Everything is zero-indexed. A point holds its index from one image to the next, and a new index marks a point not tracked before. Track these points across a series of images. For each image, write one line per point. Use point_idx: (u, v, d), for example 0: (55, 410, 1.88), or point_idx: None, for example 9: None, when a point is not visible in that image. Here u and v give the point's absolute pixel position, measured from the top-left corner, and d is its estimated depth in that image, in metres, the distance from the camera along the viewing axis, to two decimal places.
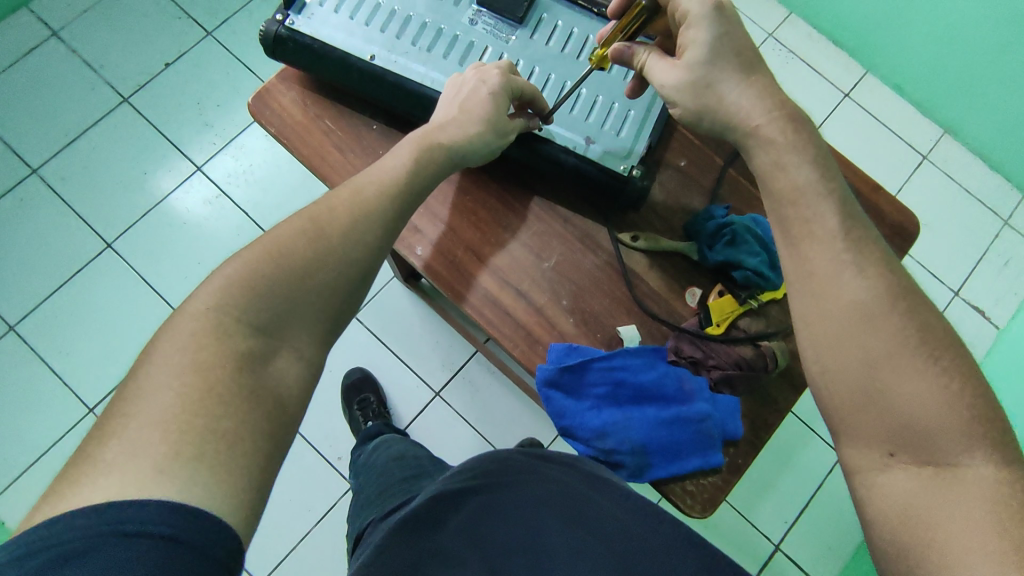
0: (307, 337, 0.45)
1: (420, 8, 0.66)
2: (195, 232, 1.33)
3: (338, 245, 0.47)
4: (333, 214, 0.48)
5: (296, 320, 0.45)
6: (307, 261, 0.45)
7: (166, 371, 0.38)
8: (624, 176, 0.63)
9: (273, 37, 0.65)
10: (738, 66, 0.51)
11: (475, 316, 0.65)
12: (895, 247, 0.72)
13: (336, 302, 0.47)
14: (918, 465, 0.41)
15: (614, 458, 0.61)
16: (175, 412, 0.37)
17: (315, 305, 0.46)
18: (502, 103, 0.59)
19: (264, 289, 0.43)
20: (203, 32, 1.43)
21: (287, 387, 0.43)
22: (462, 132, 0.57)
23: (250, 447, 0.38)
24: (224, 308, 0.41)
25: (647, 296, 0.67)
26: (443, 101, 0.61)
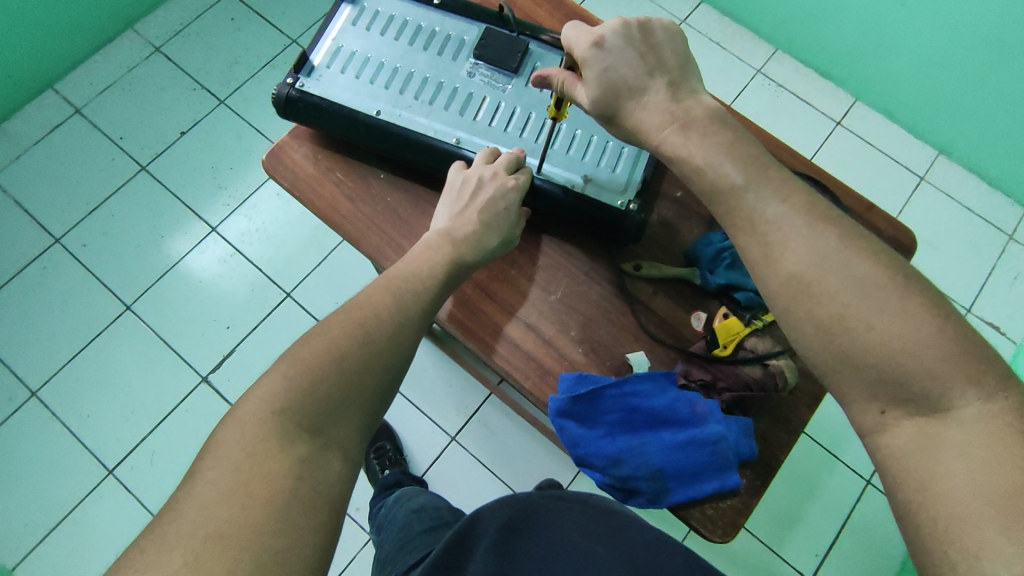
0: (357, 441, 0.47)
1: (422, 65, 0.70)
2: (210, 289, 1.37)
3: (383, 350, 0.52)
4: (378, 322, 0.53)
5: (344, 423, 0.47)
6: (354, 371, 0.49)
7: (224, 472, 0.40)
8: (621, 211, 0.66)
9: (285, 99, 0.69)
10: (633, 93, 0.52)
11: (486, 350, 0.67)
12: None
13: (374, 402, 0.50)
14: (910, 416, 0.38)
15: (629, 484, 0.61)
16: (238, 521, 0.38)
17: (361, 414, 0.48)
18: (513, 215, 0.64)
19: (315, 396, 0.46)
20: (216, 101, 1.51)
21: (341, 486, 0.44)
22: (487, 234, 0.62)
23: (312, 539, 0.39)
24: (283, 410, 0.44)
25: (654, 322, 0.68)
26: (445, 195, 0.65)
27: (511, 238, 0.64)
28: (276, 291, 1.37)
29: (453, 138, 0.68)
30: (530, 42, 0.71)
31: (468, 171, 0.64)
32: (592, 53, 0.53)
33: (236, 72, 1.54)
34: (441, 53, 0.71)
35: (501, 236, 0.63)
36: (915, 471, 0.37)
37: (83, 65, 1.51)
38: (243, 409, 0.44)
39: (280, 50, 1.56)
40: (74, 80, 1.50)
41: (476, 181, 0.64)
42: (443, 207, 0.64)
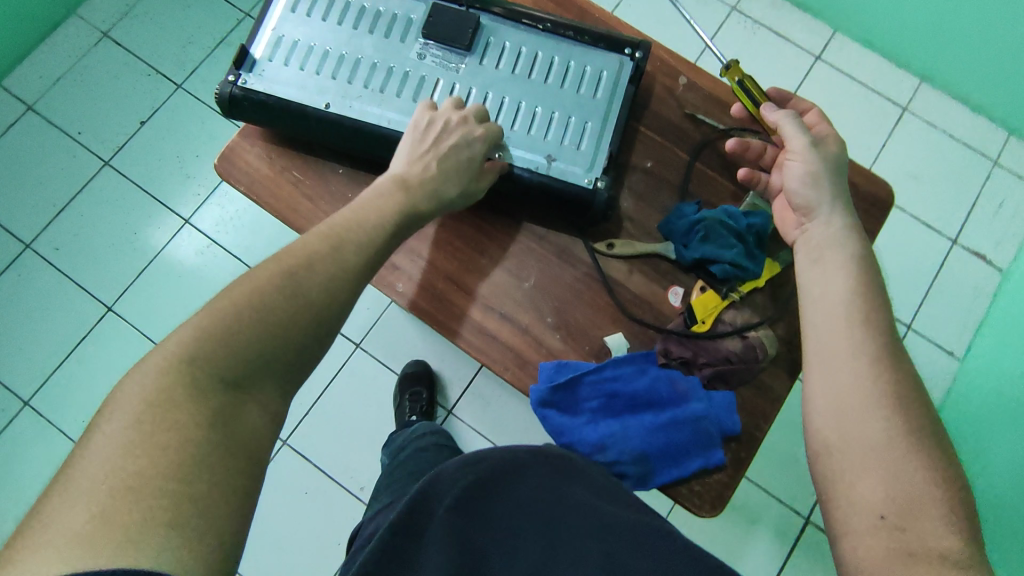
0: (276, 392, 0.45)
1: (369, 50, 0.66)
2: (192, 281, 1.35)
3: (313, 291, 0.47)
4: (308, 264, 0.48)
5: (264, 376, 0.44)
6: (279, 315, 0.45)
7: (129, 429, 0.37)
8: (590, 189, 0.63)
9: (228, 98, 0.65)
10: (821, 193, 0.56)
11: (463, 344, 0.66)
12: (873, 218, 0.70)
13: (296, 363, 0.46)
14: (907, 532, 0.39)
15: (615, 469, 0.61)
16: (147, 473, 0.35)
17: (286, 365, 0.45)
18: (477, 163, 0.60)
19: (233, 345, 0.42)
20: (174, 86, 1.44)
21: (259, 437, 0.42)
22: (446, 181, 0.58)
23: (226, 509, 0.37)
24: (195, 373, 0.40)
25: (631, 301, 0.67)
26: (407, 135, 0.60)
27: (474, 189, 0.60)
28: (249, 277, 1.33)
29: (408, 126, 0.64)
30: (481, 16, 0.67)
31: (435, 114, 0.60)
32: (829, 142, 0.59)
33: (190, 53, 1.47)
34: (388, 35, 0.67)
35: (463, 183, 0.59)
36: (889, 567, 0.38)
37: (30, 58, 1.44)
38: (151, 356, 0.41)
39: (234, 26, 1.48)
40: (22, 75, 1.43)
41: (442, 125, 0.59)
42: (402, 150, 0.59)
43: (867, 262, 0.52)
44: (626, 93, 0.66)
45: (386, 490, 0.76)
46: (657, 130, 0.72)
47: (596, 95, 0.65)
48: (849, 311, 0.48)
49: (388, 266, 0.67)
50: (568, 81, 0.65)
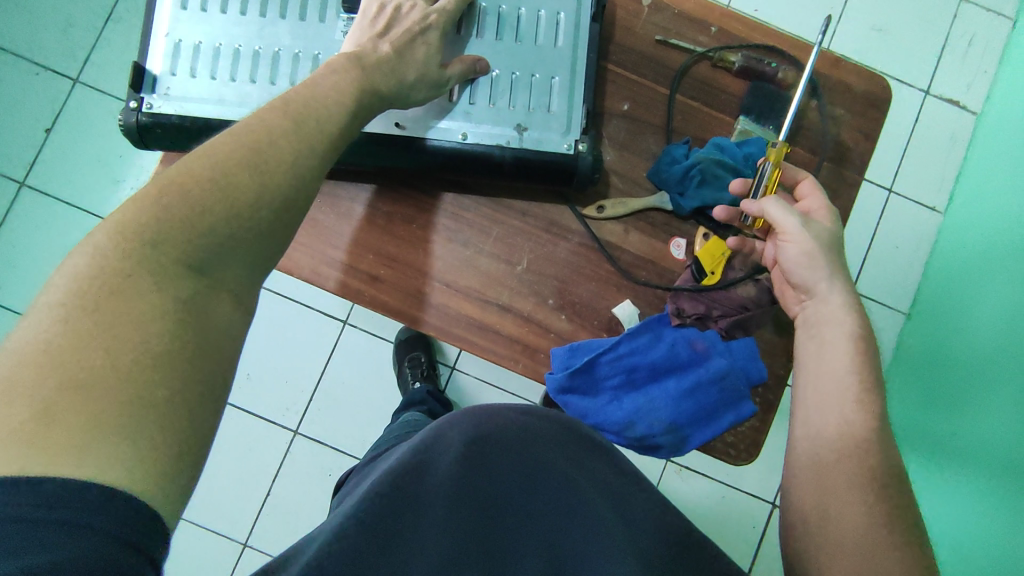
0: (244, 281, 0.36)
1: (286, 39, 0.56)
2: None
3: (277, 175, 0.37)
4: (272, 139, 0.37)
5: (230, 258, 0.35)
6: (238, 198, 0.35)
7: (60, 320, 0.29)
8: (571, 155, 0.56)
9: (137, 128, 0.55)
10: (821, 269, 0.50)
11: (467, 347, 0.62)
12: (868, 120, 0.65)
13: (259, 253, 0.36)
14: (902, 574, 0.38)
15: (648, 442, 0.59)
16: (94, 371, 0.28)
17: (248, 256, 0.36)
18: (434, 53, 0.52)
19: (188, 227, 0.33)
20: (70, 81, 1.14)
21: (230, 337, 0.34)
22: (409, 63, 0.50)
23: (192, 431, 0.30)
24: (158, 252, 0.32)
25: (633, 264, 0.63)
26: (359, 21, 0.52)
27: (436, 81, 0.52)
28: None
29: None
30: None
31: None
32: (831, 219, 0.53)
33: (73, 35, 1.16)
34: (304, 17, 0.57)
35: (428, 62, 0.52)
36: None
37: None
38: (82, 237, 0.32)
39: None
40: None
41: (396, 4, 0.52)
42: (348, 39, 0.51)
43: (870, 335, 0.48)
44: (590, 34, 0.57)
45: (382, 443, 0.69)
46: (629, 66, 0.64)
47: (558, 44, 0.57)
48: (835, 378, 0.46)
49: (368, 279, 0.61)
50: (521, 32, 0.57)
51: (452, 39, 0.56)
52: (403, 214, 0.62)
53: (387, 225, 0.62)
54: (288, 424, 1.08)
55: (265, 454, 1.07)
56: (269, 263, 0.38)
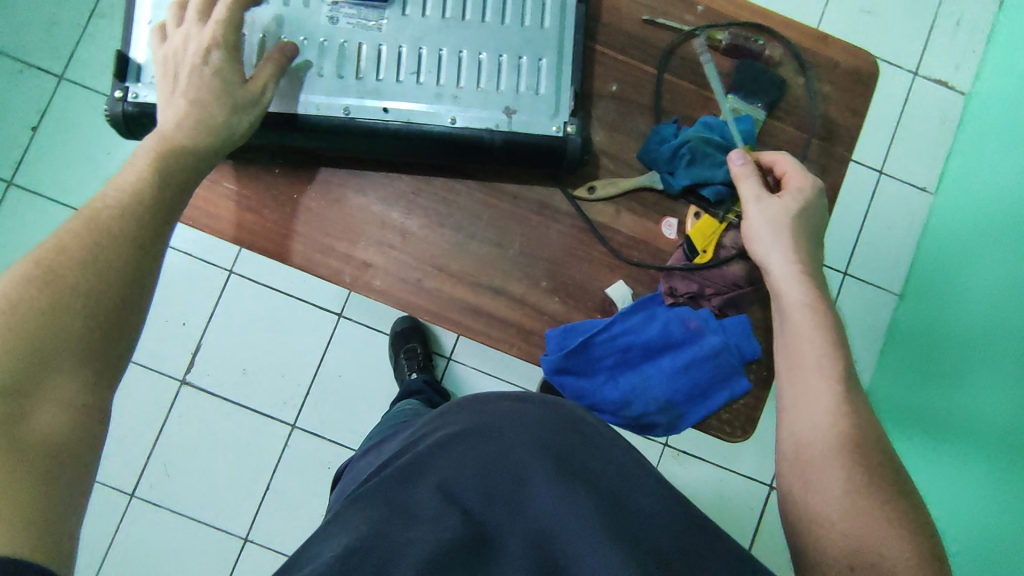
0: (82, 380, 0.36)
1: (270, 25, 0.56)
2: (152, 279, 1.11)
3: (79, 286, 0.36)
4: (63, 256, 0.37)
5: (51, 374, 0.34)
6: (48, 317, 0.35)
7: None
8: (560, 137, 0.56)
9: (124, 118, 0.55)
10: (771, 238, 0.54)
11: (462, 331, 0.62)
12: (858, 96, 0.65)
13: (96, 350, 0.36)
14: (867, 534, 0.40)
15: (644, 421, 0.59)
16: None
17: (76, 359, 0.35)
18: (232, 76, 0.50)
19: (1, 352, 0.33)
20: (55, 79, 1.13)
21: (68, 437, 0.34)
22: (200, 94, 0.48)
23: (50, 511, 0.31)
24: None
25: (624, 245, 0.63)
26: (166, 52, 0.50)
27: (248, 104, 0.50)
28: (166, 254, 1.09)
29: (340, 108, 0.55)
30: None
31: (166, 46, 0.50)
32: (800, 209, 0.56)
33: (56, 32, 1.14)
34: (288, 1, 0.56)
35: (228, 87, 0.49)
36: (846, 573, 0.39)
37: None
38: None
39: None
40: None
41: (175, 51, 0.50)
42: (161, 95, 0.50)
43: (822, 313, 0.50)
44: (577, 14, 0.57)
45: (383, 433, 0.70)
46: (618, 46, 0.64)
47: (544, 25, 0.56)
48: (809, 336, 0.48)
49: (360, 266, 0.62)
50: (507, 14, 0.56)
51: (437, 23, 0.56)
52: (394, 200, 0.63)
53: (379, 211, 0.62)
54: (286, 418, 1.08)
55: (263, 449, 1.07)
56: (116, 366, 0.38)
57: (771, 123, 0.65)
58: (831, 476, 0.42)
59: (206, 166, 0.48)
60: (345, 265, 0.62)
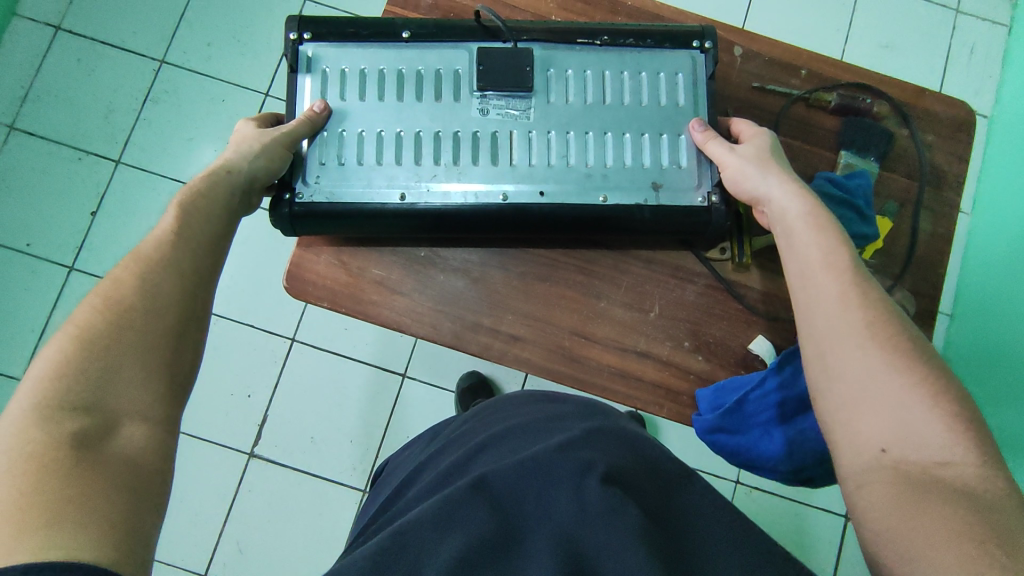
0: (147, 394, 0.35)
1: (425, 119, 0.59)
2: (223, 355, 1.11)
3: (143, 305, 0.38)
4: (124, 282, 0.39)
5: (122, 385, 0.35)
6: (117, 336, 0.36)
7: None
8: (706, 207, 0.58)
9: (289, 218, 0.57)
10: (758, 171, 0.53)
11: (611, 395, 0.63)
12: (958, 143, 0.69)
13: (172, 357, 0.37)
14: (915, 478, 0.36)
15: (804, 471, 0.61)
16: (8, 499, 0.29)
17: (145, 366, 0.36)
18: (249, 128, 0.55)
19: (82, 368, 0.34)
20: (113, 163, 1.12)
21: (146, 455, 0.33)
22: (244, 141, 0.53)
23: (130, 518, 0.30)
24: (52, 414, 0.32)
25: (759, 300, 0.65)
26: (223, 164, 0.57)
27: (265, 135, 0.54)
28: (231, 325, 1.11)
29: (499, 195, 0.58)
30: (533, 48, 0.60)
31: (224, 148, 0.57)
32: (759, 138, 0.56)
33: (112, 116, 1.13)
34: (440, 96, 0.59)
35: (262, 134, 0.54)
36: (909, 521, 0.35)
37: None
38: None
39: (159, 64, 1.15)
40: None
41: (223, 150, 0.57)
42: None
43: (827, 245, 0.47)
44: (708, 90, 0.61)
45: (424, 437, 0.69)
46: (734, 112, 0.68)
47: (679, 103, 0.60)
48: (821, 254, 0.46)
49: (509, 338, 0.63)
50: (645, 95, 0.60)
51: (581, 107, 0.59)
52: (535, 273, 0.65)
53: (523, 284, 0.65)
54: (360, 483, 1.08)
55: (342, 517, 1.06)
56: (185, 381, 0.38)
57: (883, 173, 0.68)
58: (858, 358, 0.41)
59: (231, 188, 0.49)
60: (492, 338, 0.63)
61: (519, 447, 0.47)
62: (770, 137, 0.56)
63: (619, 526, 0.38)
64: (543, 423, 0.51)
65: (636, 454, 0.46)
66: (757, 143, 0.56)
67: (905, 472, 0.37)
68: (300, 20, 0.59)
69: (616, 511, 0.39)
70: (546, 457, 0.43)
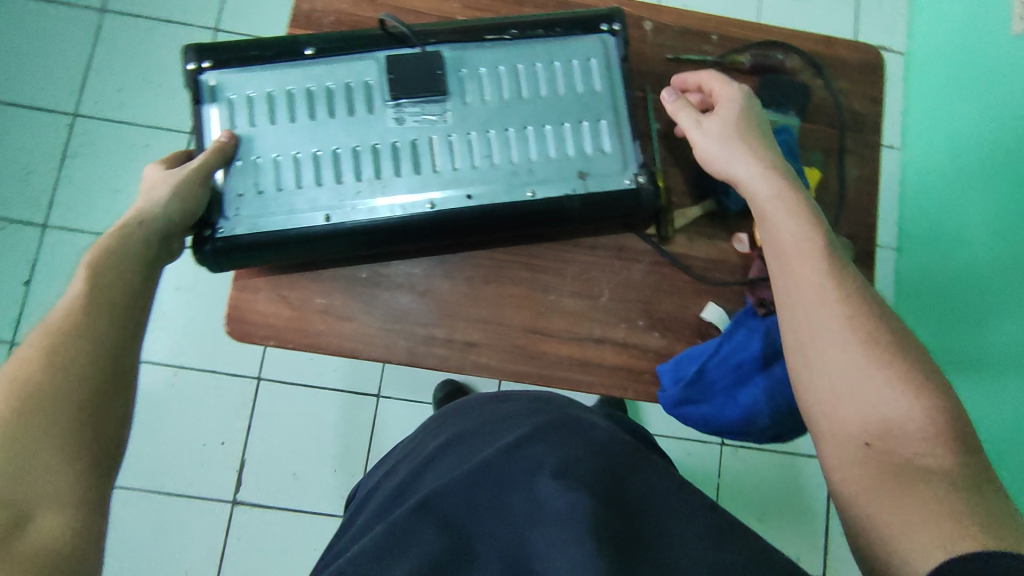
0: (68, 477, 0.33)
1: (341, 136, 0.57)
2: (185, 406, 1.07)
3: (56, 378, 0.36)
4: (35, 355, 0.36)
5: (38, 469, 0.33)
6: (29, 416, 0.34)
7: None
8: (634, 189, 0.59)
9: (212, 252, 0.55)
10: (724, 148, 0.54)
11: (574, 385, 0.63)
12: (872, 86, 0.71)
13: (93, 430, 0.35)
14: (896, 464, 0.40)
15: (770, 430, 0.62)
16: None
17: (62, 445, 0.34)
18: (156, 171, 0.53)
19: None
20: (37, 226, 1.07)
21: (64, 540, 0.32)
22: (154, 186, 0.51)
23: None
24: None
25: (704, 268, 0.66)
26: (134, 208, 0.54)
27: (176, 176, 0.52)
28: (190, 374, 1.08)
29: (425, 203, 0.57)
30: (442, 50, 0.59)
31: None
32: (728, 104, 0.56)
33: (28, 177, 1.08)
34: (353, 111, 0.58)
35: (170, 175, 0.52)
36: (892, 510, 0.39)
37: None
38: None
39: (70, 116, 1.10)
40: None
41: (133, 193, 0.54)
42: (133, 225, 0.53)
43: (803, 234, 0.49)
44: (622, 71, 0.60)
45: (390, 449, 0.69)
46: (653, 88, 0.68)
47: (596, 87, 0.60)
48: (796, 240, 0.49)
49: (464, 345, 0.62)
50: (561, 84, 0.59)
51: (499, 105, 0.59)
52: (481, 276, 0.64)
53: (470, 290, 0.64)
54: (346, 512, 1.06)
55: None
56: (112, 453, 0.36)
57: (806, 126, 0.69)
58: (838, 352, 0.44)
59: (145, 238, 0.47)
60: (447, 349, 0.62)
61: (471, 451, 0.48)
62: (740, 98, 0.57)
63: (567, 519, 0.39)
64: (496, 422, 0.51)
65: (594, 442, 0.46)
66: (726, 110, 0.56)
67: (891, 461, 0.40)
68: (197, 49, 0.57)
69: (564, 503, 0.40)
70: (498, 461, 0.45)
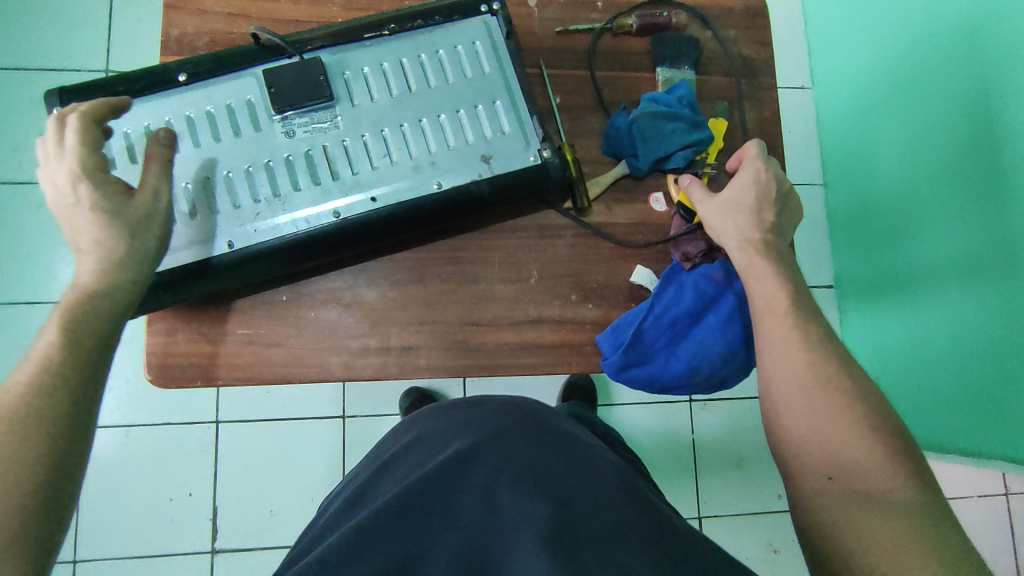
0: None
1: (231, 158, 0.55)
2: (142, 464, 1.02)
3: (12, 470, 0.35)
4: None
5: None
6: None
7: None
8: (539, 163, 0.59)
9: None
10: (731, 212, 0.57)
11: (519, 370, 0.63)
12: (760, 30, 0.72)
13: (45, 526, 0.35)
14: (852, 489, 0.43)
15: (715, 377, 0.62)
16: None
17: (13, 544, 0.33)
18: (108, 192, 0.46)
19: None
20: None
21: None
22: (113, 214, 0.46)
23: None
24: None
25: (627, 232, 0.67)
26: (47, 192, 0.47)
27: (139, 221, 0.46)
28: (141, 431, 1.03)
29: (330, 213, 0.55)
30: (322, 55, 0.58)
31: (52, 170, 0.46)
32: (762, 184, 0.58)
33: None
34: (239, 131, 0.56)
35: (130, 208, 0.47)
36: (850, 535, 0.41)
37: None
38: None
39: None
40: None
41: (52, 179, 0.46)
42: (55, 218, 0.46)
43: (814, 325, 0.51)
44: (509, 50, 0.60)
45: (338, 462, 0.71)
46: (547, 64, 0.68)
47: (485, 70, 0.59)
48: (769, 301, 0.52)
49: (402, 350, 0.61)
50: (449, 71, 0.59)
51: (389, 101, 0.58)
52: (407, 277, 0.63)
53: (398, 293, 0.63)
54: None
55: None
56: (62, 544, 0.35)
57: (702, 79, 0.70)
58: (803, 398, 0.47)
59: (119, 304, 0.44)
60: (385, 357, 0.61)
61: (429, 455, 0.51)
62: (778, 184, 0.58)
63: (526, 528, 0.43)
64: (449, 425, 0.55)
65: (542, 444, 0.51)
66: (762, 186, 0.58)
67: (853, 492, 0.43)
68: (62, 92, 0.54)
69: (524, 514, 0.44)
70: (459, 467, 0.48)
